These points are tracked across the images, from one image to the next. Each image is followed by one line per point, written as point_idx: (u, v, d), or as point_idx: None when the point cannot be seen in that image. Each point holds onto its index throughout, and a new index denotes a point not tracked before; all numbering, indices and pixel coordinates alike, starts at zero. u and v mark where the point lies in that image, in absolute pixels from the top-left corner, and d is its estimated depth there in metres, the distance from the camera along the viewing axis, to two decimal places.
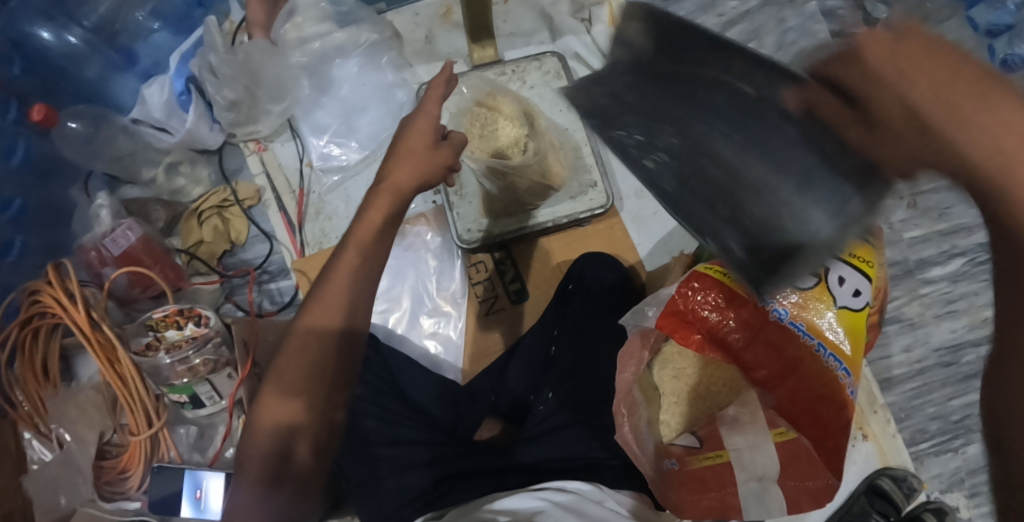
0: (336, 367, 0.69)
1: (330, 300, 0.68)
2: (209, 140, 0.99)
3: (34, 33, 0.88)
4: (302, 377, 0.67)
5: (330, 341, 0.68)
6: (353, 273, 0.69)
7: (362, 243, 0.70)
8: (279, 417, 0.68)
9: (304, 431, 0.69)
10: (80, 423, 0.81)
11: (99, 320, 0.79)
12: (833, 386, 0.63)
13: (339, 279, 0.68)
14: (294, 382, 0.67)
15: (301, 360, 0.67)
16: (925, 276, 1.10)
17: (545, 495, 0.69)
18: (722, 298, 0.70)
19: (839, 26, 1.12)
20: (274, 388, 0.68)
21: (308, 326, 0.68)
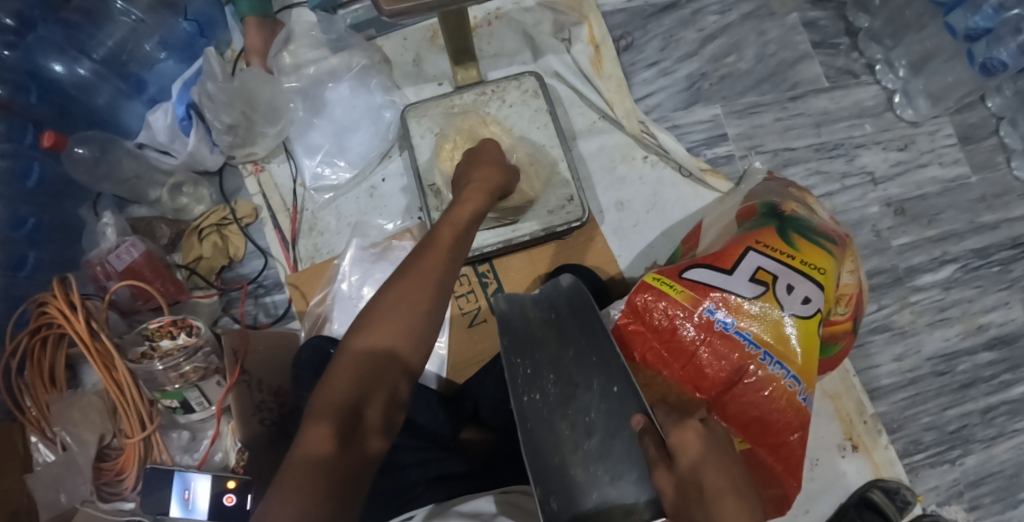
0: (390, 394, 0.65)
1: (385, 328, 0.66)
2: (209, 161, 1.05)
3: (47, 66, 0.97)
4: (352, 390, 0.64)
5: (383, 368, 0.65)
6: (415, 305, 0.67)
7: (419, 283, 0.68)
8: (322, 454, 0.60)
9: (350, 468, 0.61)
10: (82, 426, 0.87)
11: (99, 329, 0.84)
12: (774, 391, 0.68)
13: (397, 310, 0.66)
14: (344, 404, 0.63)
15: (352, 374, 0.64)
16: (916, 284, 1.08)
17: (504, 496, 0.75)
18: (681, 310, 0.71)
19: (819, 36, 1.15)
20: (319, 403, 0.63)
21: (359, 349, 0.65)
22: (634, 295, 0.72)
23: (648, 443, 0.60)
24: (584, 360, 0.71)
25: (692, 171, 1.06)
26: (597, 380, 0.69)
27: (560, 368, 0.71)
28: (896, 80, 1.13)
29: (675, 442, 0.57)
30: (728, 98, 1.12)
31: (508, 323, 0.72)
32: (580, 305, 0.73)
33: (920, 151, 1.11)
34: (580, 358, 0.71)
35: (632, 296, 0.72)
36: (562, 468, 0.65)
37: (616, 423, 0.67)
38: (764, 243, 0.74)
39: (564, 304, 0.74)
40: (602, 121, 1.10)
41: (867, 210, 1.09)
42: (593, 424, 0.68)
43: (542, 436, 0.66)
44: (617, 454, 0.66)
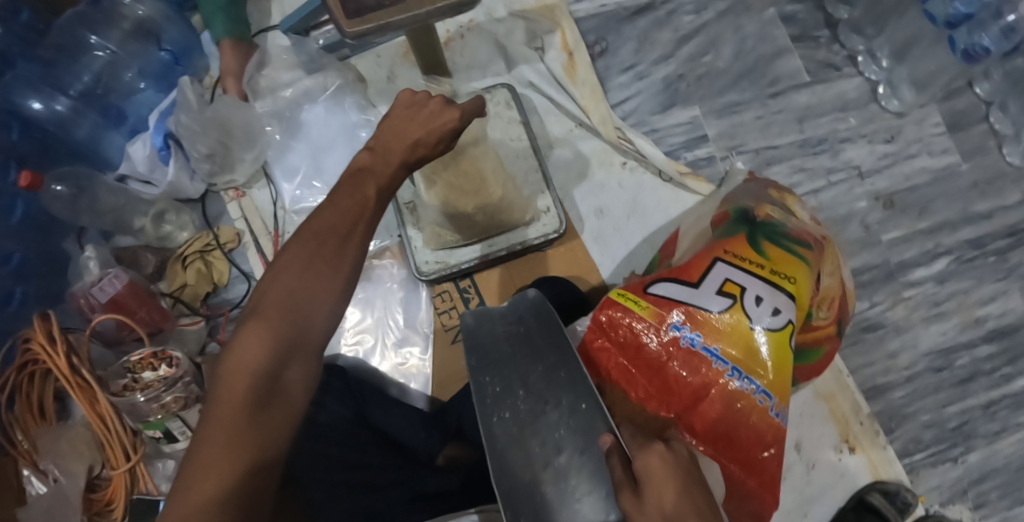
0: (300, 349, 0.61)
1: (286, 284, 0.61)
2: (190, 190, 1.06)
3: (27, 105, 0.99)
4: (271, 346, 0.59)
5: (289, 323, 0.60)
6: (320, 260, 0.63)
7: (326, 235, 0.64)
8: (243, 397, 0.57)
9: (276, 410, 0.59)
10: (70, 457, 0.90)
11: (80, 364, 0.85)
12: (743, 407, 0.65)
13: (301, 260, 0.62)
14: (259, 351, 0.59)
15: (266, 334, 0.59)
16: (908, 279, 1.05)
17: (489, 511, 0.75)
18: (649, 326, 0.68)
19: (798, 29, 1.13)
20: (234, 356, 0.59)
21: (263, 303, 0.61)
22: (599, 313, 0.70)
23: (615, 465, 0.59)
24: (550, 376, 0.67)
25: (672, 176, 1.05)
26: (567, 397, 0.66)
27: (528, 383, 0.67)
28: (879, 71, 1.10)
29: (639, 466, 0.57)
30: (706, 97, 1.10)
31: (475, 340, 0.71)
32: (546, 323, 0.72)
33: (908, 141, 1.09)
34: (548, 373, 0.68)
35: (597, 312, 0.70)
36: (531, 486, 0.62)
37: (586, 439, 0.64)
38: (732, 253, 0.71)
39: (530, 323, 0.72)
40: (578, 129, 1.08)
41: (855, 204, 1.07)
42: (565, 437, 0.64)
43: (511, 455, 0.63)
44: (587, 471, 0.63)
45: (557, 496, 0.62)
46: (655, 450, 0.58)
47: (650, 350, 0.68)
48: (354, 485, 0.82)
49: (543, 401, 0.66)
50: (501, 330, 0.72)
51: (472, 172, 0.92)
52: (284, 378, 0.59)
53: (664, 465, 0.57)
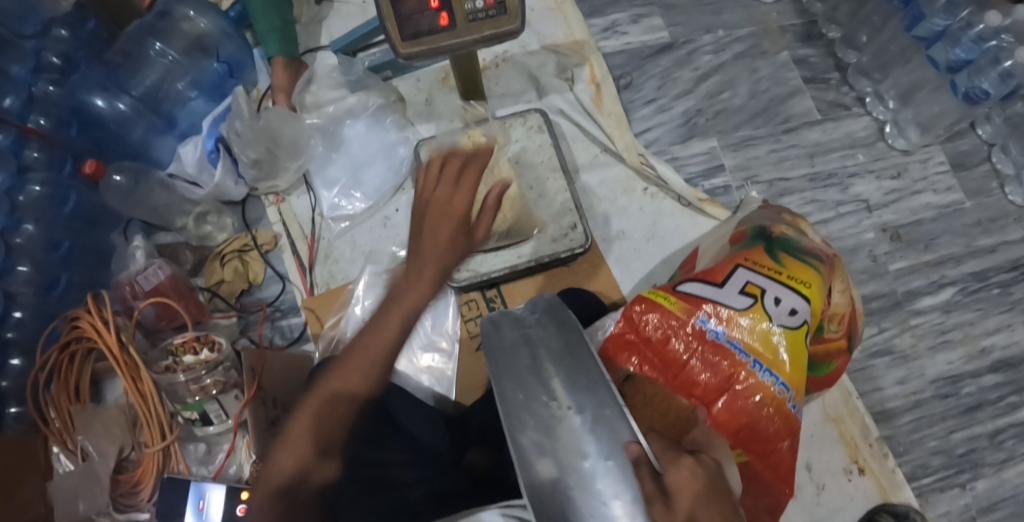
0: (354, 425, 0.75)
1: (352, 373, 0.74)
2: (233, 193, 1.11)
3: (90, 101, 1.07)
4: (313, 443, 0.72)
5: (345, 410, 0.73)
6: (378, 358, 0.75)
7: (406, 314, 0.76)
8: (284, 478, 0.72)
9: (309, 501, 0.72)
10: (102, 437, 0.93)
11: (127, 341, 0.90)
12: (766, 398, 0.66)
13: (360, 360, 0.74)
14: (313, 437, 0.72)
15: (308, 427, 0.72)
16: (915, 307, 1.10)
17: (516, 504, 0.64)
18: (676, 320, 0.69)
19: (810, 72, 1.21)
20: (288, 446, 0.72)
21: (335, 390, 0.73)
22: (629, 307, 0.71)
23: (644, 476, 0.52)
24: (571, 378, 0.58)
25: (691, 201, 1.10)
26: (592, 412, 0.56)
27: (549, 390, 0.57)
28: (886, 112, 1.18)
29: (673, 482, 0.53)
30: (723, 131, 1.16)
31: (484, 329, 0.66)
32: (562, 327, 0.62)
33: (914, 178, 1.15)
34: (574, 379, 0.58)
35: (628, 306, 0.71)
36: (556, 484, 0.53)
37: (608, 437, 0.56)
38: (752, 260, 0.75)
39: (542, 303, 0.64)
40: (603, 155, 1.13)
41: (863, 236, 1.12)
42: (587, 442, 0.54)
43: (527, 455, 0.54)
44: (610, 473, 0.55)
45: (585, 502, 0.52)
46: (689, 466, 0.54)
47: (676, 344, 0.69)
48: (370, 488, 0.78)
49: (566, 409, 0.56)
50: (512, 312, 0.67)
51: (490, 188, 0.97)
52: (319, 469, 0.73)
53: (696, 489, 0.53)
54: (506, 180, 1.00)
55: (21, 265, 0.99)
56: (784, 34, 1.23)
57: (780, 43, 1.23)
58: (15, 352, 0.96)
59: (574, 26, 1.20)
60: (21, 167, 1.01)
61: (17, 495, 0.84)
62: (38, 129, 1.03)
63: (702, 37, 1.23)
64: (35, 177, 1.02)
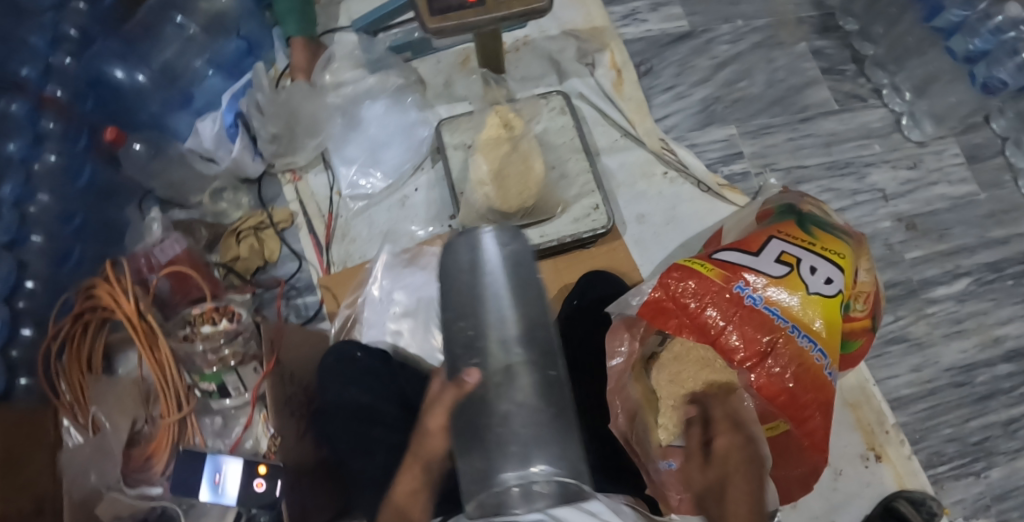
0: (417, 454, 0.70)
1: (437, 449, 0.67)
2: (250, 168, 1.12)
3: (109, 72, 1.07)
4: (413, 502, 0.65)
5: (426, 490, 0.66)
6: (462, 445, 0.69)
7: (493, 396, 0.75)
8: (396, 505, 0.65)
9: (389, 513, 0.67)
10: (115, 408, 0.91)
11: (147, 310, 0.89)
12: (803, 363, 0.66)
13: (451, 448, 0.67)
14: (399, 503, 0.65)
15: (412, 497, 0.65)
16: (930, 296, 1.10)
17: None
18: (715, 285, 0.69)
19: (827, 63, 1.22)
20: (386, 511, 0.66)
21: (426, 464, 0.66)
22: (665, 274, 0.70)
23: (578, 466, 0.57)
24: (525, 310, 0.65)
25: (710, 187, 1.10)
26: (535, 358, 0.62)
27: (503, 321, 0.64)
28: (902, 104, 1.19)
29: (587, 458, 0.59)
30: (741, 119, 1.16)
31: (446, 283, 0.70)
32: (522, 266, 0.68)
33: (928, 169, 1.16)
34: (528, 315, 0.65)
35: (666, 273, 0.70)
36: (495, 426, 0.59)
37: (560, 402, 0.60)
38: (785, 233, 0.76)
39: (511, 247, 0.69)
40: (623, 139, 1.14)
41: (879, 225, 1.13)
42: (523, 392, 0.59)
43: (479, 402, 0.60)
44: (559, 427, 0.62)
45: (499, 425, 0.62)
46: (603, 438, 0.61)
47: (718, 308, 0.68)
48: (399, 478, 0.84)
49: (510, 346, 0.62)
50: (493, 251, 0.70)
51: (519, 160, 0.98)
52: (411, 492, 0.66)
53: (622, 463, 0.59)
54: (533, 150, 1.00)
55: (35, 236, 0.97)
56: (801, 25, 1.24)
57: (797, 34, 1.23)
58: (28, 321, 0.94)
59: (594, 13, 1.20)
60: (37, 136, 0.99)
61: (26, 470, 0.83)
62: (55, 100, 1.02)
63: (720, 26, 1.23)
64: (52, 146, 1.00)
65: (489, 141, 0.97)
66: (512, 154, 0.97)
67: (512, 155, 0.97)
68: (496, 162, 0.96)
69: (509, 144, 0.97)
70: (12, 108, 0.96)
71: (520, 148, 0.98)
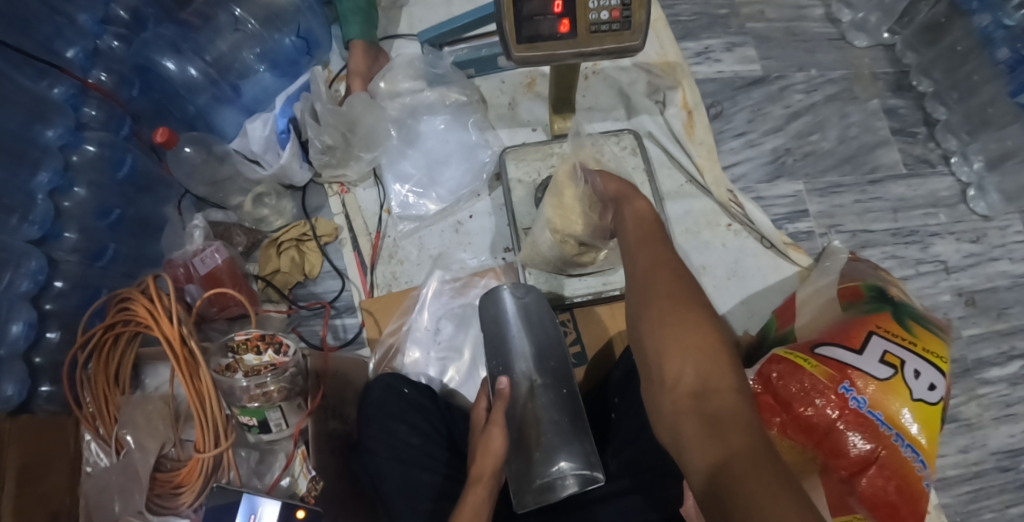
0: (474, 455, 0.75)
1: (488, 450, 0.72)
2: (296, 177, 1.06)
3: (159, 62, 0.99)
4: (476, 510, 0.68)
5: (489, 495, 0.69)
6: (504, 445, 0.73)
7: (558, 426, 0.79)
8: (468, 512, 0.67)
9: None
10: (144, 431, 0.84)
11: (189, 335, 0.83)
12: (908, 475, 0.63)
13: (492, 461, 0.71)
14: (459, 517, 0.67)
15: (479, 502, 0.68)
16: (983, 377, 1.08)
17: (584, 461, 0.76)
18: (820, 385, 0.65)
19: (899, 123, 1.20)
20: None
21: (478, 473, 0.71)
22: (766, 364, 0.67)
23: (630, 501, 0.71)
24: (537, 340, 0.87)
25: (775, 244, 1.07)
26: (550, 381, 0.84)
27: (522, 348, 0.86)
28: (971, 173, 1.16)
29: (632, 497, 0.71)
30: (811, 175, 1.14)
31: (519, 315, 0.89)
32: (534, 313, 0.89)
33: (991, 244, 1.14)
34: (537, 341, 0.87)
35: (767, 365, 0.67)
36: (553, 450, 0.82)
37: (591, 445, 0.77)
38: (885, 328, 0.71)
39: (536, 300, 0.90)
40: (689, 186, 1.10)
41: (940, 297, 1.10)
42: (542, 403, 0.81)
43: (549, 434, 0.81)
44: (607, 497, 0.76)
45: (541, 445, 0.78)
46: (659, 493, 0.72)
47: (824, 410, 0.64)
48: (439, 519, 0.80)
49: (532, 372, 0.84)
50: (538, 310, 0.89)
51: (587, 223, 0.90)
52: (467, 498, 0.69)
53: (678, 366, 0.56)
54: None
55: (68, 232, 0.92)
56: (875, 81, 1.22)
57: (871, 90, 1.21)
58: (55, 324, 0.88)
59: (668, 46, 1.16)
60: (79, 123, 0.93)
61: (40, 488, 0.78)
62: (99, 85, 0.96)
63: (794, 74, 1.21)
64: (93, 135, 0.94)
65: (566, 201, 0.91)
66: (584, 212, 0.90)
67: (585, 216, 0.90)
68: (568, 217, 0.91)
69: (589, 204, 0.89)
70: (52, 93, 0.91)
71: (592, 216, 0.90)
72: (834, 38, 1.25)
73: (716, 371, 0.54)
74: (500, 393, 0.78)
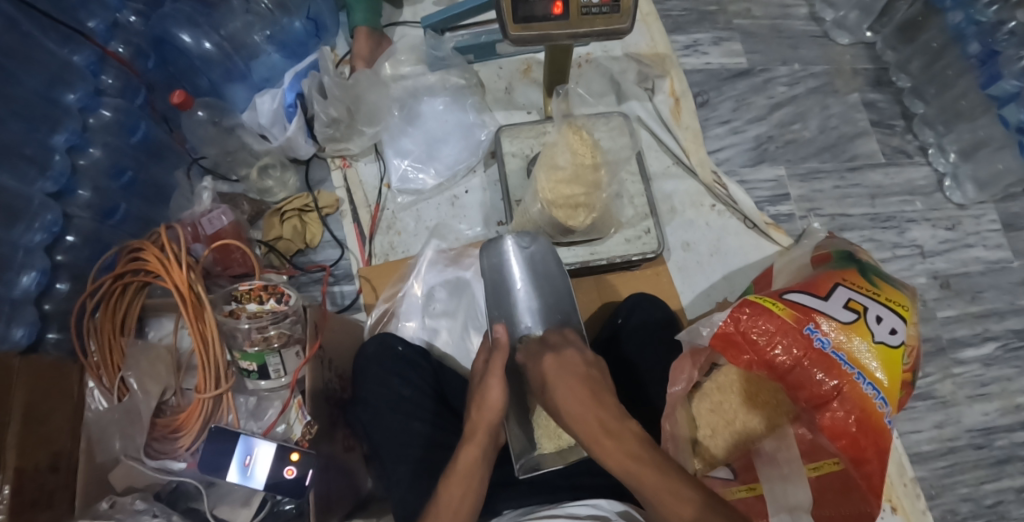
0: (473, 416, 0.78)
1: (490, 399, 0.77)
2: (301, 151, 1.12)
3: (177, 35, 1.04)
4: (481, 459, 0.72)
5: (487, 448, 0.74)
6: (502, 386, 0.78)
7: None
8: (467, 467, 0.71)
9: (445, 476, 0.71)
10: (147, 376, 0.89)
11: (196, 281, 0.87)
12: (869, 410, 0.66)
13: (488, 418, 0.76)
14: (463, 475, 0.70)
15: (477, 451, 0.73)
16: (958, 357, 1.12)
17: None
18: (787, 325, 0.69)
19: (878, 116, 1.25)
20: (453, 482, 0.69)
21: (475, 426, 0.75)
22: (736, 307, 0.71)
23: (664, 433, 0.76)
24: (543, 293, 0.95)
25: (757, 224, 1.12)
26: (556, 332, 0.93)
27: (528, 302, 0.94)
28: (947, 164, 1.21)
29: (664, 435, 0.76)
30: (792, 161, 1.19)
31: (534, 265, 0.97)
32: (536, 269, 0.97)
33: (966, 231, 1.18)
34: (543, 295, 0.96)
35: (738, 306, 0.70)
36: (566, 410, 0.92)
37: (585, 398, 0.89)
38: (850, 281, 0.75)
39: (548, 255, 0.97)
40: (675, 167, 1.16)
41: (915, 280, 1.14)
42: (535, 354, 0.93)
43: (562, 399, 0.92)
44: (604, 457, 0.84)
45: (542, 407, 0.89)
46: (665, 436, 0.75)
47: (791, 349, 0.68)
48: (429, 465, 0.84)
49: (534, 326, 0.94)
50: (550, 266, 0.97)
51: (579, 189, 0.96)
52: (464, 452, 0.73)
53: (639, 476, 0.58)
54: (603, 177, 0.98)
55: (82, 189, 0.96)
56: (856, 76, 1.28)
57: (851, 84, 1.27)
58: (65, 275, 0.93)
59: (658, 39, 1.23)
60: (97, 89, 0.99)
61: (45, 428, 0.81)
62: (118, 55, 1.02)
63: (778, 68, 1.27)
64: (110, 101, 1.00)
65: (554, 166, 0.96)
66: (577, 173, 0.96)
67: (575, 182, 0.96)
68: (556, 183, 0.96)
69: (579, 164, 0.96)
70: (74, 59, 0.96)
71: (586, 180, 0.96)
72: (817, 36, 1.31)
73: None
74: (496, 342, 0.83)
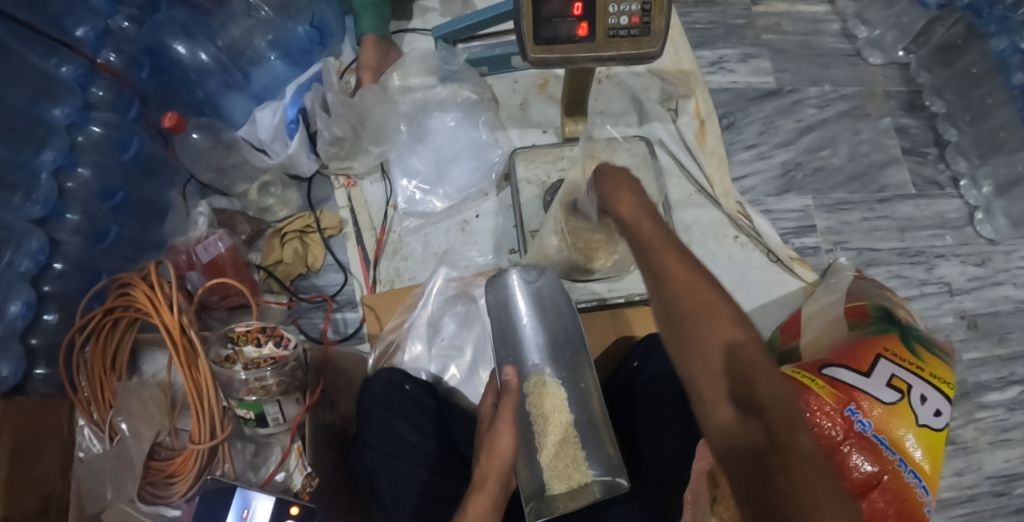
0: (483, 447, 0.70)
1: (499, 441, 0.68)
2: (303, 167, 1.06)
3: (171, 46, 0.98)
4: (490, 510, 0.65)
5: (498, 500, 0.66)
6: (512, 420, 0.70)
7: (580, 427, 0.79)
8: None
9: None
10: (139, 419, 0.82)
11: (189, 325, 0.81)
12: (911, 500, 0.62)
13: (496, 460, 0.67)
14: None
15: (486, 504, 0.65)
16: (982, 401, 1.07)
17: (607, 468, 0.75)
18: (827, 406, 0.66)
19: (910, 143, 1.19)
20: None
21: (483, 472, 0.67)
22: None
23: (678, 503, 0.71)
24: (552, 329, 0.86)
25: (781, 258, 1.06)
26: (565, 374, 0.83)
27: (534, 339, 0.85)
28: (979, 197, 1.15)
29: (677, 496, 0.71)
30: (820, 191, 1.14)
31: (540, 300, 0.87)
32: (544, 300, 0.87)
33: (996, 268, 1.13)
34: (552, 331, 0.86)
35: None
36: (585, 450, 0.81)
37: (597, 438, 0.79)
38: (892, 352, 0.71)
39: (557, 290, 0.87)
40: (698, 195, 1.09)
41: (942, 319, 1.10)
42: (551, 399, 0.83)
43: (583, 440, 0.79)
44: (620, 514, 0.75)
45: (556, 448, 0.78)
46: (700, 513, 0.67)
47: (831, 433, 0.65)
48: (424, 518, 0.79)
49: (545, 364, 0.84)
50: (560, 303, 0.87)
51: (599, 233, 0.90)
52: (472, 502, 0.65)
53: (721, 369, 0.53)
54: None
55: (71, 213, 0.90)
56: (888, 100, 1.22)
57: (883, 108, 1.21)
58: (53, 306, 0.87)
59: (683, 54, 1.16)
60: (86, 102, 0.92)
61: (32, 471, 0.76)
62: (109, 66, 0.95)
63: (807, 89, 1.21)
64: (99, 116, 0.93)
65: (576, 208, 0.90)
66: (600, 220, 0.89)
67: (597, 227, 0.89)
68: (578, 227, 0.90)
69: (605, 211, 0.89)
70: (61, 71, 0.89)
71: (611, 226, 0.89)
72: (849, 54, 1.25)
73: (783, 437, 0.48)
74: (507, 385, 0.74)
